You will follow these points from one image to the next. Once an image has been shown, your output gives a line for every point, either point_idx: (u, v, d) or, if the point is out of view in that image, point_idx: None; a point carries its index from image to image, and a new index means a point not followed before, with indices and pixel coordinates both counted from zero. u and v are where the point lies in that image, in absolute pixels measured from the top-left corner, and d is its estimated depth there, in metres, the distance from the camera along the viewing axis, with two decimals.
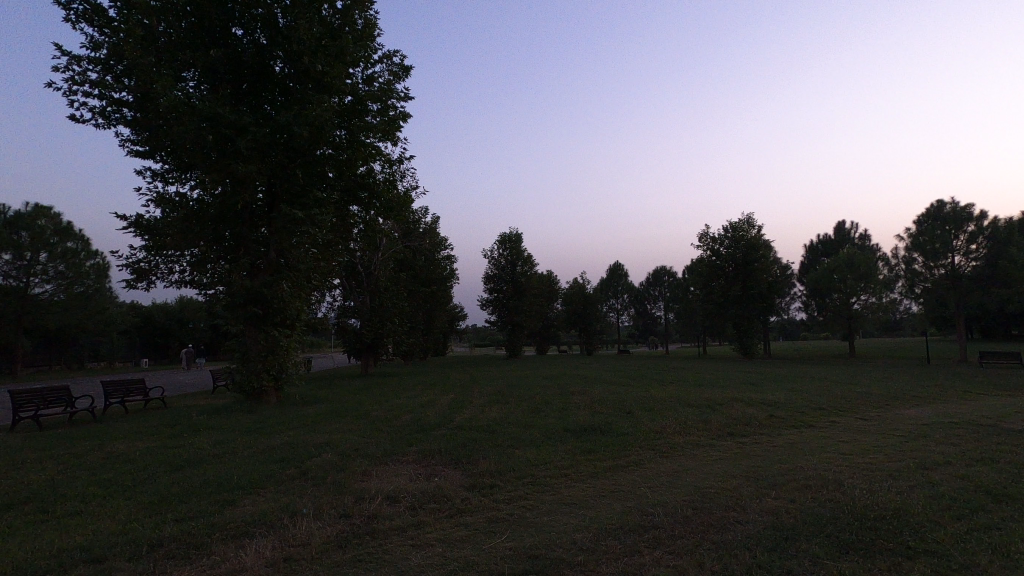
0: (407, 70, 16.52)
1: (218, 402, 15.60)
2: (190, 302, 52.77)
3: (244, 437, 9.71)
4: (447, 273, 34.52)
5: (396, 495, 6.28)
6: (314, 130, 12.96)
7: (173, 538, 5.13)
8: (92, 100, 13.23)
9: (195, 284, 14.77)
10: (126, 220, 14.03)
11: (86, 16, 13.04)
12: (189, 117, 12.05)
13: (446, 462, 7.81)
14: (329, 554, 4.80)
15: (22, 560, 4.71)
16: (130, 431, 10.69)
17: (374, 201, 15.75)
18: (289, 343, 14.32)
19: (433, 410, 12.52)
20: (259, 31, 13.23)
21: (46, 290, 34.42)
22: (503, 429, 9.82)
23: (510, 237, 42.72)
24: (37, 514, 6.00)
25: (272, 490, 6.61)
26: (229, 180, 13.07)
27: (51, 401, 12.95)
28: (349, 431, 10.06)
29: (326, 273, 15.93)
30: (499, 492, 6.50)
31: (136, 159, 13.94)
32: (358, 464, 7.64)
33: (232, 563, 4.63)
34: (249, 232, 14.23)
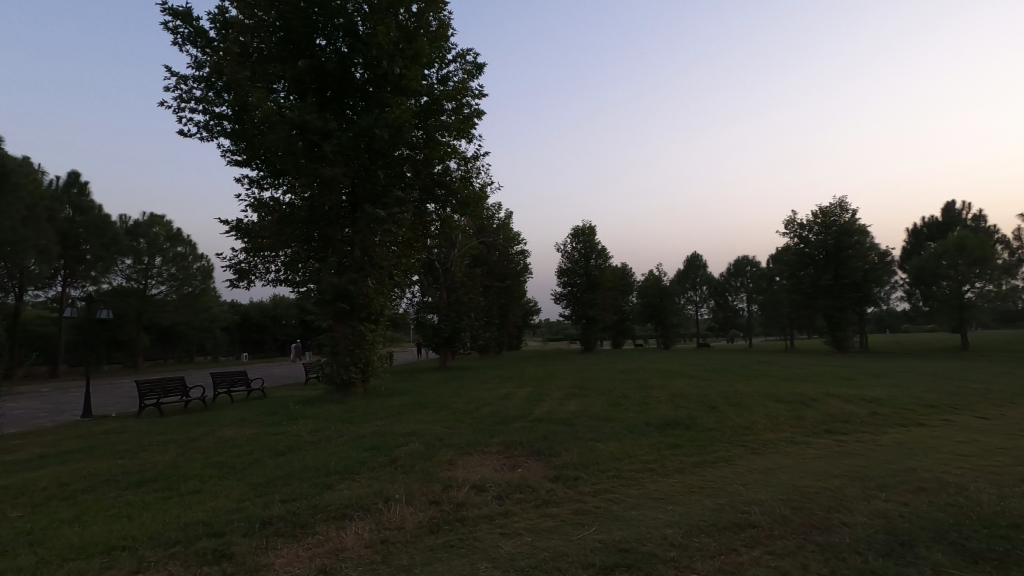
0: (480, 68, 16.76)
1: (310, 393, 16.58)
2: (283, 300, 56.55)
3: (336, 426, 10.30)
4: (521, 268, 34.70)
5: (482, 485, 6.40)
6: (393, 131, 13.43)
7: (280, 517, 5.51)
8: (197, 115, 14.41)
9: (290, 283, 15.78)
10: (229, 225, 15.20)
11: (190, 38, 14.19)
12: (280, 125, 12.83)
13: (528, 453, 7.88)
14: (422, 538, 4.98)
15: (157, 532, 5.24)
16: (236, 419, 11.60)
17: (451, 198, 16.12)
18: (375, 337, 14.96)
19: (512, 403, 12.65)
20: (341, 40, 13.87)
21: (161, 290, 38.06)
22: (584, 423, 9.76)
23: (583, 230, 42.36)
24: (165, 491, 6.67)
25: (365, 476, 6.94)
26: (316, 183, 13.82)
27: (169, 391, 14.28)
28: (432, 422, 10.40)
29: (407, 270, 16.52)
30: (584, 484, 6.45)
31: (236, 167, 15.02)
32: (444, 454, 7.86)
33: (335, 543, 4.91)
34: (335, 232, 14.99)
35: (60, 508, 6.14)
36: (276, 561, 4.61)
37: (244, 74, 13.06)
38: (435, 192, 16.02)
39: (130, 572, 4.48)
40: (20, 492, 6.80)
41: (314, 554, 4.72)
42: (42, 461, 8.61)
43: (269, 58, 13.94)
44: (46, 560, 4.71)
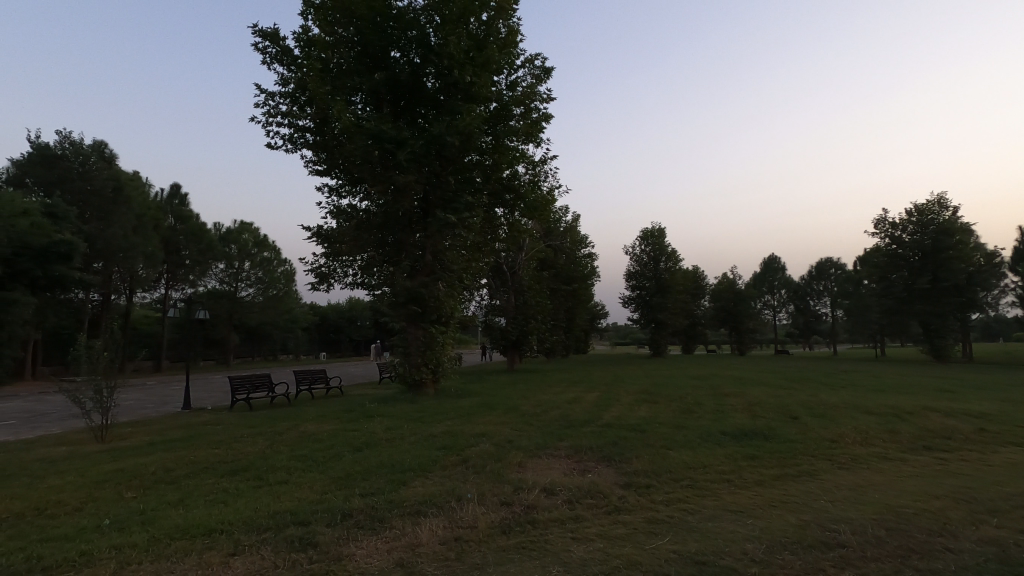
0: (548, 72, 16.84)
1: (384, 392, 17.21)
2: (358, 302, 59.22)
3: (409, 425, 10.64)
4: (588, 271, 34.47)
5: (553, 488, 6.41)
6: (464, 138, 13.77)
7: (360, 510, 5.77)
8: (283, 129, 15.36)
9: (366, 286, 16.46)
10: (311, 231, 16.10)
11: (277, 57, 15.16)
12: (358, 136, 13.44)
13: (598, 458, 7.81)
14: (494, 539, 5.05)
15: (250, 518, 5.62)
16: (317, 415, 12.23)
17: (519, 202, 16.28)
18: (445, 339, 15.33)
19: (580, 407, 12.55)
20: (414, 52, 14.39)
21: (250, 292, 40.83)
22: (655, 430, 9.54)
23: (652, 232, 41.50)
24: (256, 480, 7.16)
25: (438, 474, 7.14)
26: (390, 190, 14.38)
27: (257, 386, 15.28)
28: (501, 424, 10.51)
29: (476, 274, 16.83)
30: (657, 493, 6.31)
31: (317, 177, 15.88)
32: (514, 455, 7.94)
33: (411, 538, 5.09)
34: (408, 237, 15.48)
35: (166, 492, 6.73)
36: (356, 552, 4.83)
37: (327, 88, 13.79)
38: (504, 196, 16.23)
39: (227, 553, 4.85)
40: (132, 475, 7.50)
41: (392, 547, 4.92)
42: (150, 447, 9.47)
43: (347, 72, 14.64)
44: (156, 538, 5.18)
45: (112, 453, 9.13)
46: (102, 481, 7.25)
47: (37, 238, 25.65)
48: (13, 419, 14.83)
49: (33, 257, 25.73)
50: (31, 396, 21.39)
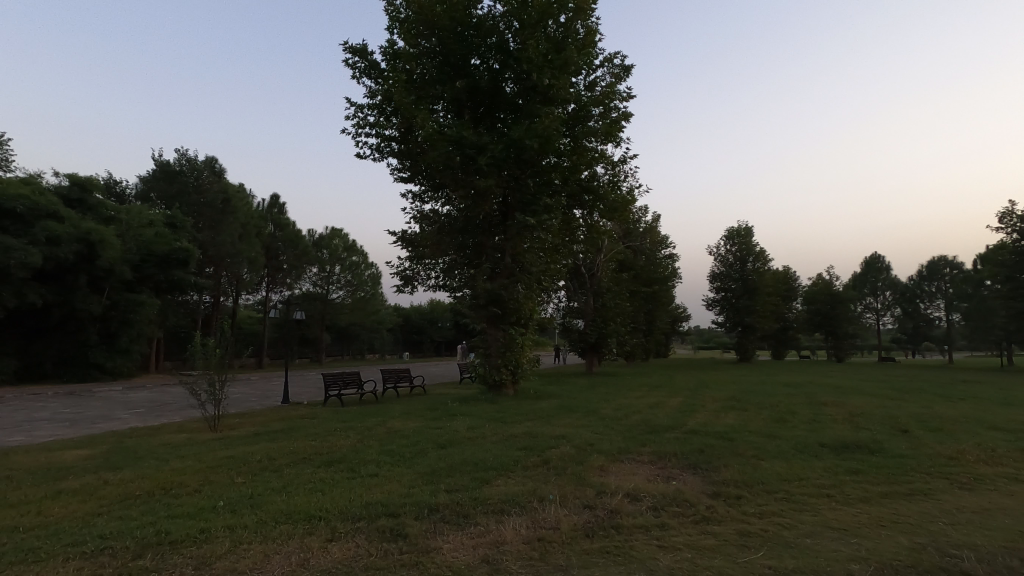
0: (628, 70, 16.60)
1: (465, 392, 17.59)
2: (439, 304, 61.16)
3: (491, 424, 10.83)
4: (668, 272, 33.48)
5: (636, 494, 6.27)
6: (543, 140, 13.85)
7: (446, 506, 5.95)
8: (371, 139, 16.15)
9: (448, 288, 16.94)
10: (396, 236, 16.81)
11: (365, 71, 15.98)
12: (441, 142, 13.83)
13: (683, 466, 7.55)
14: (578, 541, 5.02)
15: (346, 507, 5.97)
16: (403, 413, 12.73)
17: (598, 203, 16.15)
18: (525, 341, 15.48)
19: (663, 412, 12.22)
20: (493, 58, 14.69)
21: (340, 294, 43.25)
22: (745, 438, 9.10)
23: (738, 231, 39.69)
24: (348, 472, 7.57)
25: (520, 474, 7.21)
26: (471, 194, 14.68)
27: (348, 384, 16.13)
28: (581, 427, 10.43)
29: (555, 276, 16.83)
30: (748, 504, 6.00)
31: (402, 183, 16.56)
32: (596, 459, 7.85)
33: (495, 535, 5.17)
34: (488, 240, 15.79)
35: (270, 478, 7.28)
36: (443, 546, 4.98)
37: (411, 98, 14.32)
38: (582, 198, 16.17)
39: (326, 538, 5.16)
40: (241, 462, 8.16)
41: (477, 542, 5.03)
42: (255, 437, 10.26)
43: (430, 81, 15.12)
44: (265, 520, 5.63)
45: (224, 441, 9.99)
46: (217, 466, 7.97)
47: (159, 246, 28.71)
48: (142, 407, 16.62)
49: (157, 263, 28.83)
50: (156, 387, 23.84)
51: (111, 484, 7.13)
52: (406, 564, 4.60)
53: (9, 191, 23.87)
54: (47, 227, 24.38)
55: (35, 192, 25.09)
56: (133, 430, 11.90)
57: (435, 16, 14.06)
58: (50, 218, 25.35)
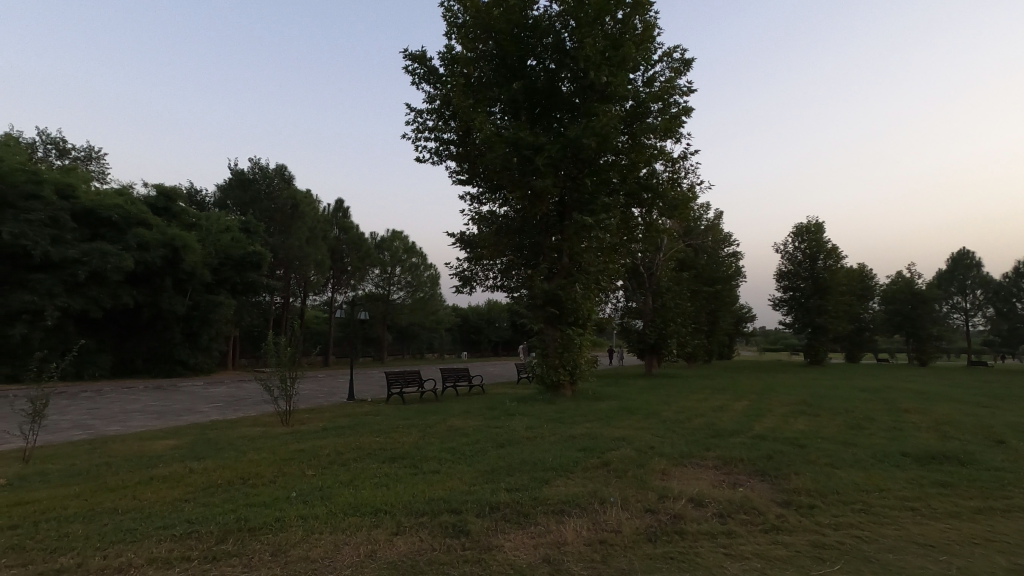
0: (689, 64, 16.18)
1: (523, 391, 17.67)
2: (496, 305, 61.74)
3: (550, 424, 10.83)
4: (732, 271, 32.30)
5: (701, 499, 6.10)
6: (600, 139, 13.71)
7: (507, 504, 6.00)
8: (430, 143, 16.49)
9: (505, 289, 17.04)
10: (455, 237, 17.06)
11: (424, 77, 16.36)
12: (499, 144, 13.95)
13: (751, 472, 7.26)
14: (640, 545, 4.94)
15: (409, 502, 6.14)
16: (462, 411, 12.95)
17: (658, 201, 15.84)
18: (583, 341, 15.38)
19: (728, 416, 11.81)
20: (550, 59, 14.70)
21: (401, 295, 44.46)
22: (818, 445, 8.66)
23: (808, 227, 37.72)
24: (411, 467, 7.79)
25: (580, 475, 7.17)
26: (528, 195, 14.68)
27: (410, 382, 16.57)
28: (641, 429, 10.25)
29: (613, 276, 16.62)
30: (823, 515, 5.70)
31: (460, 186, 16.82)
32: (658, 462, 7.69)
33: (556, 535, 5.18)
34: (546, 240, 15.81)
35: (338, 472, 7.60)
36: (504, 544, 5.03)
37: (468, 101, 14.53)
38: (641, 196, 15.89)
39: (391, 532, 5.33)
40: (311, 456, 8.56)
41: (538, 542, 5.04)
42: (324, 432, 10.73)
43: (487, 83, 15.27)
44: (335, 511, 5.89)
45: (295, 435, 10.50)
46: (289, 458, 8.40)
47: (235, 250, 30.56)
48: (221, 401, 17.71)
49: (234, 266, 30.63)
50: (233, 383, 25.34)
51: (196, 472, 7.66)
52: (469, 561, 4.68)
53: (106, 201, 26.09)
54: (138, 234, 26.45)
55: (128, 203, 27.31)
56: (214, 423, 12.71)
57: (492, 19, 14.19)
58: (140, 225, 27.51)
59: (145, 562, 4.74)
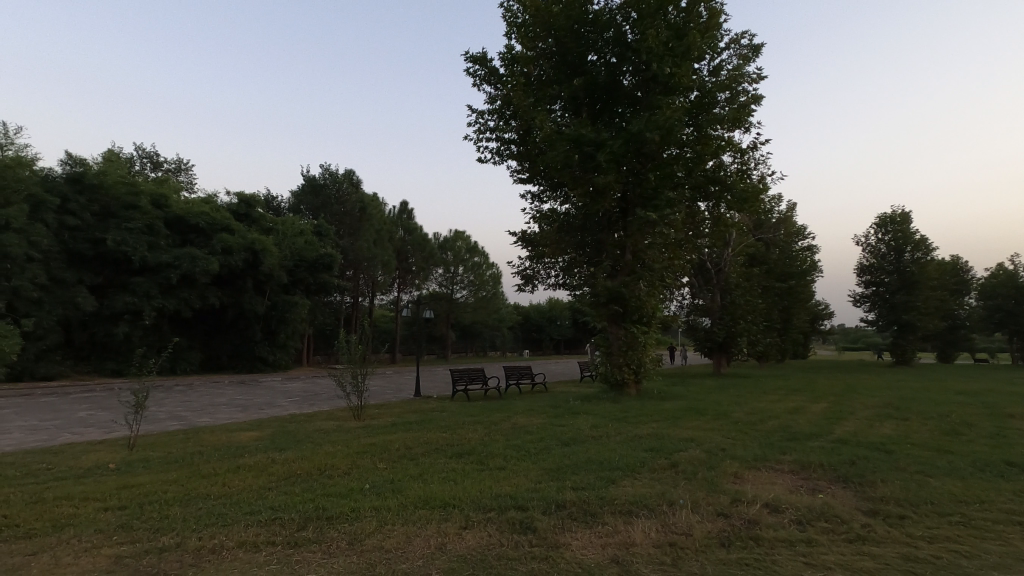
0: (758, 49, 15.51)
1: (586, 390, 17.53)
2: (558, 303, 61.64)
3: (615, 424, 10.70)
4: (807, 266, 30.62)
5: (777, 505, 5.84)
6: (664, 132, 13.36)
7: (573, 503, 5.98)
8: (491, 143, 16.65)
9: (567, 287, 16.92)
10: (517, 236, 17.11)
11: (485, 78, 16.55)
12: (559, 142, 13.89)
13: (832, 478, 6.88)
14: (713, 550, 4.80)
15: (476, 497, 6.25)
16: (526, 409, 13.01)
17: (726, 194, 15.28)
18: (648, 339, 15.07)
19: (804, 418, 11.23)
20: (611, 53, 14.51)
21: (464, 294, 45.24)
22: (908, 451, 8.07)
23: (893, 217, 35.15)
24: (477, 463, 7.92)
25: (648, 476, 7.03)
26: (590, 192, 14.51)
27: (473, 380, 16.81)
28: (711, 430, 9.93)
29: (679, 272, 16.16)
30: (914, 526, 5.31)
31: (521, 185, 16.89)
32: (730, 465, 7.42)
33: (624, 536, 5.12)
34: (608, 237, 15.64)
35: (409, 466, 7.86)
36: (572, 542, 5.03)
37: (528, 100, 14.56)
38: (708, 189, 15.39)
39: (461, 525, 5.45)
40: (382, 449, 8.90)
41: (606, 542, 4.99)
42: (393, 427, 11.11)
43: (547, 81, 15.23)
44: (407, 504, 6.09)
45: (367, 430, 10.93)
46: (362, 452, 8.75)
47: (309, 253, 32.14)
48: (297, 397, 18.66)
49: (307, 268, 32.18)
50: (308, 379, 26.71)
51: (277, 462, 8.15)
52: (536, 557, 4.71)
53: (194, 209, 28.19)
54: (223, 239, 28.36)
55: (213, 210, 29.32)
56: (293, 416, 13.46)
57: (551, 16, 14.10)
58: (224, 231, 29.47)
59: (236, 544, 5.10)
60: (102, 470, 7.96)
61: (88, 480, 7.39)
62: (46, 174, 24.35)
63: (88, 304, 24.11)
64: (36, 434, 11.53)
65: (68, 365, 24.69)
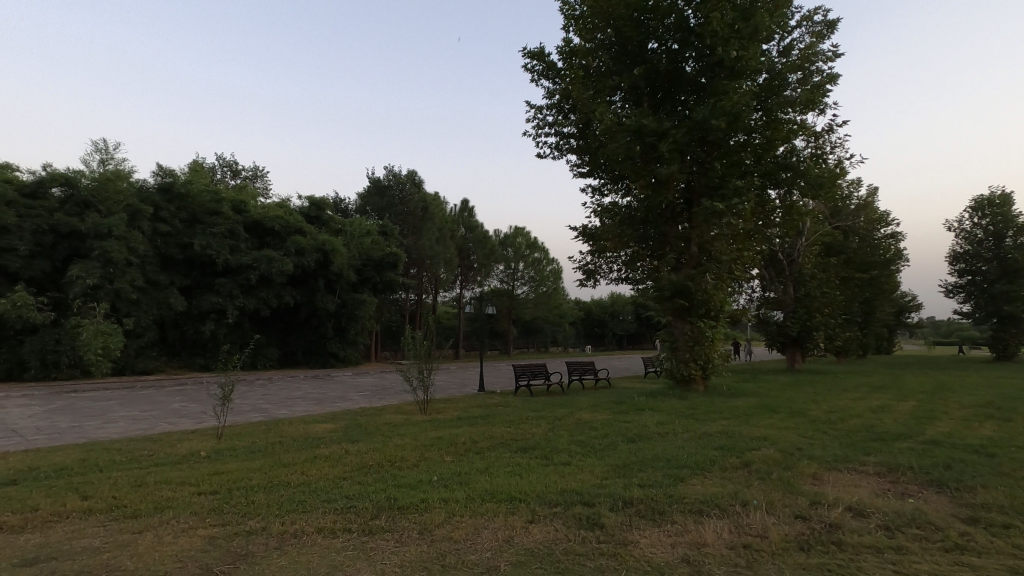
0: (833, 25, 14.61)
1: (652, 386, 17.18)
2: (620, 298, 60.74)
3: (683, 421, 10.42)
4: (891, 254, 28.58)
5: (862, 509, 5.50)
6: (730, 118, 12.88)
7: (641, 500, 5.89)
8: (550, 138, 16.58)
9: (630, 281, 16.62)
10: (577, 230, 16.98)
11: (543, 73, 16.47)
12: (620, 133, 13.64)
13: (923, 482, 6.40)
14: (791, 554, 4.59)
15: (542, 492, 6.27)
16: (590, 405, 12.93)
17: (799, 180, 14.50)
18: (715, 334, 14.56)
19: (891, 417, 10.48)
20: (672, 39, 14.08)
21: (525, 290, 45.44)
22: (1014, 455, 7.36)
23: (991, 198, 32.09)
24: (542, 458, 7.95)
25: (718, 475, 6.81)
26: (652, 183, 14.18)
27: (536, 375, 16.86)
28: (786, 428, 9.48)
29: (748, 263, 15.49)
30: (1023, 537, 4.85)
31: (581, 178, 16.73)
32: (808, 465, 7.06)
33: (695, 535, 4.99)
34: (672, 229, 15.27)
35: (475, 459, 8.00)
36: (641, 540, 4.95)
37: (588, 92, 14.37)
38: (779, 176, 14.67)
39: (527, 519, 5.49)
40: (449, 442, 9.09)
41: (676, 542, 4.89)
42: (459, 421, 11.34)
43: (606, 72, 14.98)
44: (474, 496, 6.20)
45: (434, 423, 11.20)
46: (430, 444, 9.00)
47: (375, 252, 33.22)
48: (367, 391, 19.41)
49: (374, 267, 33.29)
50: (377, 374, 27.71)
51: (351, 453, 8.52)
52: (605, 554, 4.68)
53: (270, 213, 29.81)
54: (297, 241, 29.86)
55: (287, 214, 30.87)
56: (364, 409, 14.01)
57: (610, 6, 13.76)
58: (298, 234, 30.99)
59: (315, 530, 5.38)
60: (195, 458, 8.60)
61: (184, 466, 8.02)
62: (141, 185, 26.49)
63: (179, 304, 26.06)
64: (138, 423, 12.61)
65: (162, 361, 26.82)
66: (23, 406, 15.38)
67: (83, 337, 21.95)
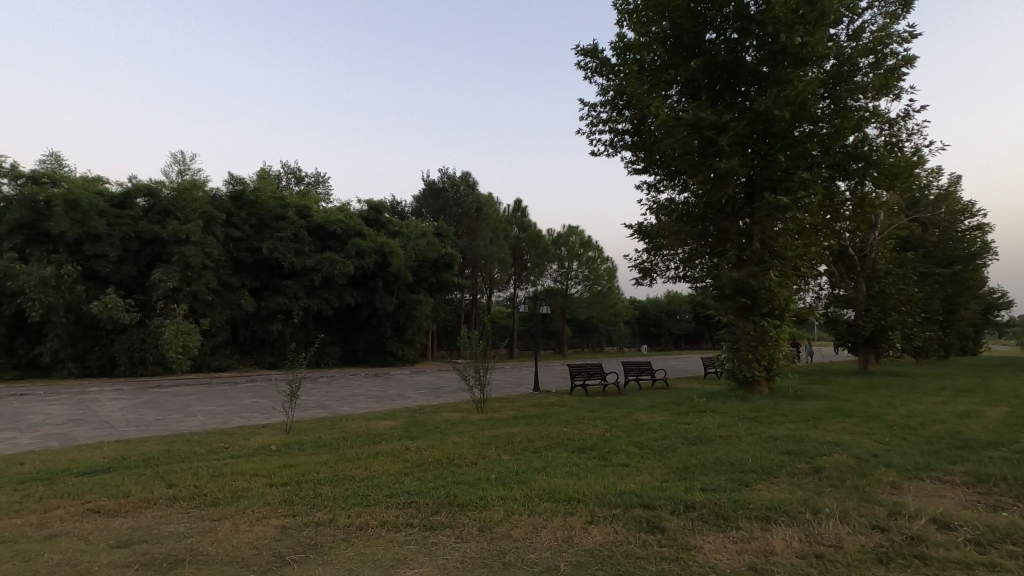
0: (909, 3, 13.70)
1: (712, 387, 16.68)
2: (677, 296, 59.26)
3: (747, 423, 10.05)
4: (978, 247, 26.44)
5: (948, 521, 5.13)
6: (795, 108, 12.34)
7: (703, 505, 5.73)
8: (604, 135, 16.37)
9: (688, 279, 16.18)
10: (633, 228, 16.70)
11: (597, 70, 16.28)
12: (677, 128, 13.31)
13: (1017, 495, 5.90)
14: (868, 566, 4.34)
15: (601, 493, 6.21)
16: (649, 405, 12.69)
17: (871, 170, 13.66)
18: (780, 334, 13.95)
19: (980, 423, 9.72)
20: (732, 29, 13.63)
21: (579, 289, 45.10)
22: None
23: None
24: (599, 459, 7.88)
25: (786, 481, 6.52)
26: (711, 177, 13.74)
27: (591, 374, 16.73)
28: (861, 433, 8.96)
29: (816, 259, 14.73)
30: None
31: (636, 175, 16.44)
32: (884, 473, 6.66)
33: (763, 543, 4.80)
34: (732, 225, 14.78)
35: (532, 458, 8.01)
36: (704, 545, 4.82)
37: (642, 87, 14.11)
38: (849, 166, 13.89)
39: (587, 520, 5.46)
40: (505, 441, 9.16)
41: (742, 548, 4.72)
42: (515, 420, 11.40)
43: (660, 66, 14.66)
44: (532, 495, 6.22)
45: (491, 422, 11.33)
46: (488, 443, 9.09)
47: (431, 253, 33.86)
48: (425, 389, 19.83)
49: (430, 267, 33.90)
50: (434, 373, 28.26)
51: (411, 450, 8.73)
52: (667, 558, 4.58)
53: (331, 217, 30.97)
54: (357, 244, 30.85)
55: (347, 217, 31.88)
56: (422, 407, 14.33)
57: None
58: (358, 237, 31.99)
59: (379, 524, 5.54)
60: (267, 451, 9.07)
61: (256, 459, 8.47)
62: (215, 193, 28.12)
63: (249, 304, 27.55)
64: (215, 417, 13.42)
65: (235, 358, 28.41)
66: (114, 400, 16.66)
67: (166, 336, 23.51)
